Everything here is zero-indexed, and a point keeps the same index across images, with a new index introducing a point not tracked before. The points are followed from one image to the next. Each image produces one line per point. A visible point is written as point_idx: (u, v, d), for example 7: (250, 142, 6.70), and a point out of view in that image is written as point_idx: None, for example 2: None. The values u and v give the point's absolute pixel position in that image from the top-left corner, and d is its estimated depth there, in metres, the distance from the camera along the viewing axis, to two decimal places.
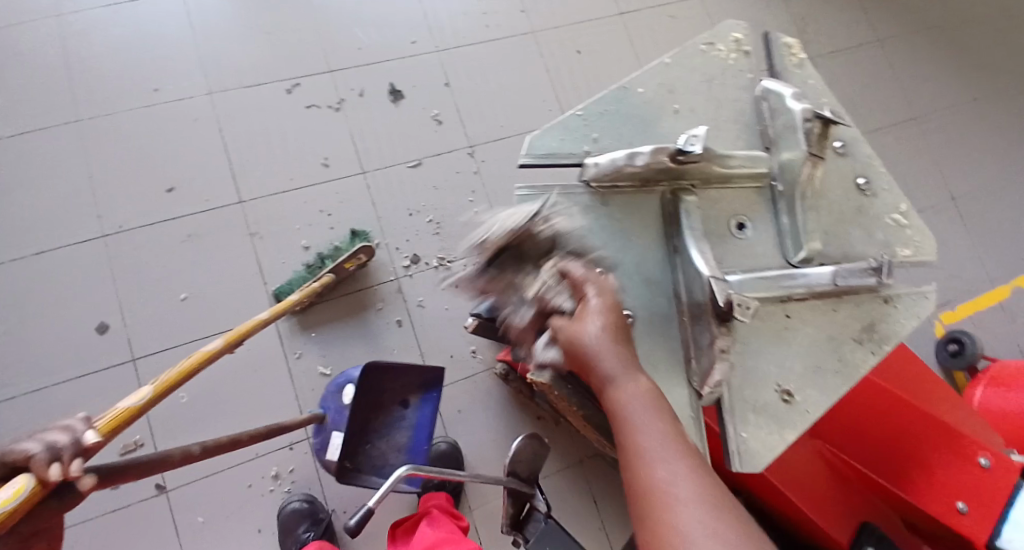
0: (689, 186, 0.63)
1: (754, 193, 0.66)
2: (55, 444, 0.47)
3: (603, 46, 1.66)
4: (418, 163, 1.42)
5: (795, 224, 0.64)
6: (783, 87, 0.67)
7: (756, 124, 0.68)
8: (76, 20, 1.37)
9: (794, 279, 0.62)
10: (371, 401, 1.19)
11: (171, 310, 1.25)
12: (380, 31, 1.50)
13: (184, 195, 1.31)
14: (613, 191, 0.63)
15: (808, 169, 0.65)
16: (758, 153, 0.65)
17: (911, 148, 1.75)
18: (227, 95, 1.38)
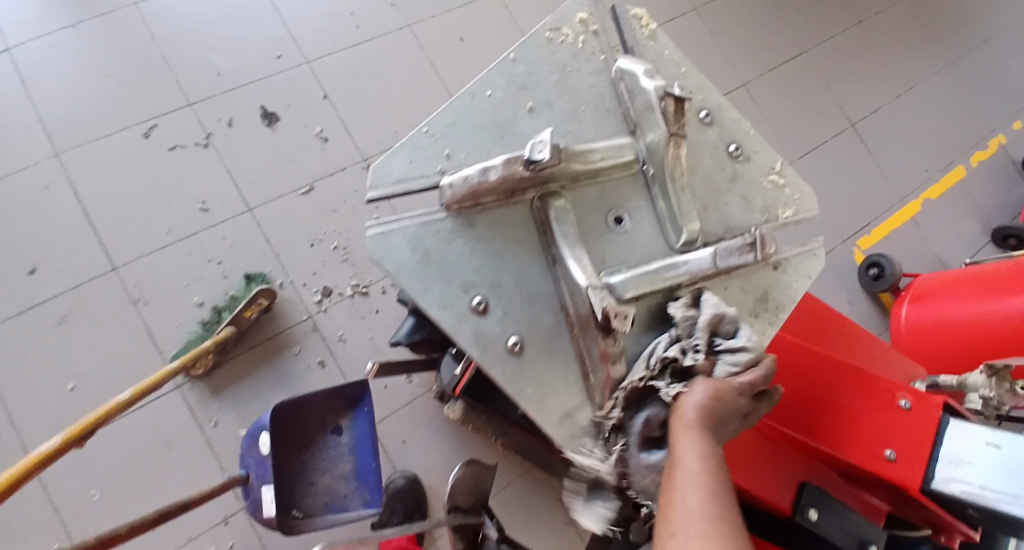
0: (557, 189, 0.60)
1: (626, 182, 0.64)
2: None
3: (483, 28, 1.59)
4: (309, 189, 1.33)
5: (670, 207, 0.63)
6: (635, 65, 0.66)
7: (618, 108, 0.66)
8: None
9: (676, 267, 0.61)
10: (297, 441, 1.07)
11: (59, 402, 1.13)
12: (240, 52, 1.39)
13: (51, 272, 1.19)
14: (477, 209, 0.57)
15: (672, 149, 0.64)
16: (621, 141, 0.63)
17: (802, 81, 1.76)
18: (77, 153, 1.25)
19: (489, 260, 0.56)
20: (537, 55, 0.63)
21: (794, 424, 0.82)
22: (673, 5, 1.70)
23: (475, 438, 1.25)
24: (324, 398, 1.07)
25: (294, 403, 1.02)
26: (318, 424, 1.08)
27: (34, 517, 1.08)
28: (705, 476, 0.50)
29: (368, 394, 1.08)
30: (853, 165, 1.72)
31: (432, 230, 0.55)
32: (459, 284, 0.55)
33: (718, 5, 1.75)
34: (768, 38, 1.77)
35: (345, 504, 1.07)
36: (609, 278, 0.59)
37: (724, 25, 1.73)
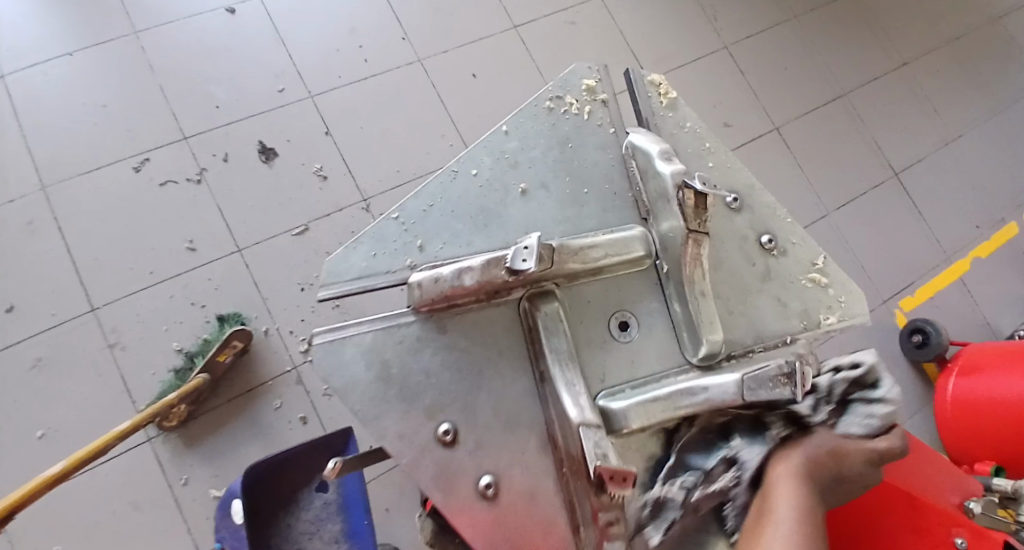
0: (552, 286, 0.55)
1: (634, 279, 0.57)
2: None
3: (498, 64, 1.51)
4: (303, 230, 1.26)
5: (687, 313, 0.56)
6: (649, 144, 0.59)
7: (628, 189, 0.60)
8: None
9: (692, 396, 0.52)
10: (277, 502, 0.94)
11: (24, 454, 1.06)
12: (242, 86, 1.33)
13: (27, 312, 1.12)
14: (452, 312, 0.52)
15: (691, 247, 0.56)
16: (631, 234, 0.57)
17: (834, 125, 1.67)
18: (65, 187, 1.19)
19: (464, 370, 0.51)
20: (534, 130, 0.59)
21: (835, 540, 0.72)
22: (696, 45, 1.63)
23: None
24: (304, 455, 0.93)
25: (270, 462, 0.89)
26: (300, 482, 0.96)
27: None
28: (799, 502, 0.52)
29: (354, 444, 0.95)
30: (888, 217, 1.61)
31: (397, 337, 0.51)
32: (423, 409, 0.50)
33: (745, 45, 1.67)
34: (797, 81, 1.68)
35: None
36: (607, 401, 0.53)
37: (750, 66, 1.66)
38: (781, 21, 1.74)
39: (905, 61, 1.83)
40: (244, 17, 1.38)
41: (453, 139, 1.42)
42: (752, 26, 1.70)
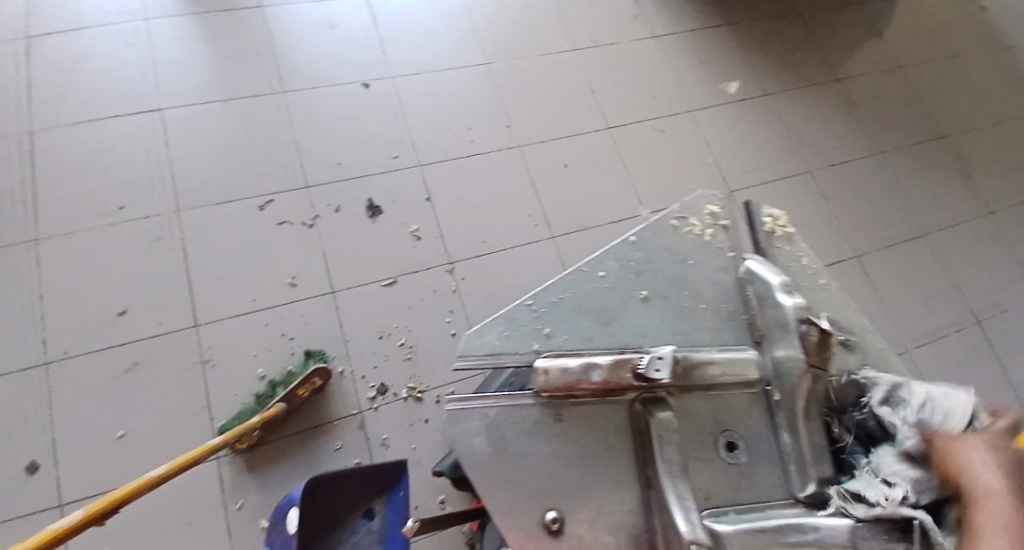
0: (665, 396, 0.62)
1: (746, 399, 0.64)
2: None
3: (593, 158, 1.57)
4: (391, 282, 1.33)
5: (797, 446, 0.62)
6: (771, 275, 0.66)
7: (742, 312, 0.68)
8: (48, 137, 1.33)
9: (802, 532, 0.57)
10: (321, 522, 0.95)
11: (104, 448, 1.12)
12: (360, 147, 1.45)
13: (138, 316, 1.21)
14: (570, 400, 0.60)
15: (806, 382, 0.62)
16: (743, 358, 0.65)
17: (932, 263, 1.60)
18: (195, 211, 1.31)
19: (571, 456, 0.58)
20: (659, 248, 0.69)
21: None
22: (782, 167, 1.65)
23: None
24: (356, 479, 0.97)
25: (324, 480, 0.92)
26: (346, 507, 0.98)
27: None
28: None
29: (403, 475, 0.98)
30: (979, 363, 1.50)
31: (514, 418, 0.59)
32: (534, 492, 0.56)
33: (833, 172, 1.67)
34: (891, 214, 1.64)
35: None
36: (712, 522, 0.57)
37: (843, 193, 1.65)
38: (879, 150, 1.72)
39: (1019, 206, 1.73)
40: (375, 91, 1.52)
41: (539, 219, 1.47)
42: (848, 154, 1.70)
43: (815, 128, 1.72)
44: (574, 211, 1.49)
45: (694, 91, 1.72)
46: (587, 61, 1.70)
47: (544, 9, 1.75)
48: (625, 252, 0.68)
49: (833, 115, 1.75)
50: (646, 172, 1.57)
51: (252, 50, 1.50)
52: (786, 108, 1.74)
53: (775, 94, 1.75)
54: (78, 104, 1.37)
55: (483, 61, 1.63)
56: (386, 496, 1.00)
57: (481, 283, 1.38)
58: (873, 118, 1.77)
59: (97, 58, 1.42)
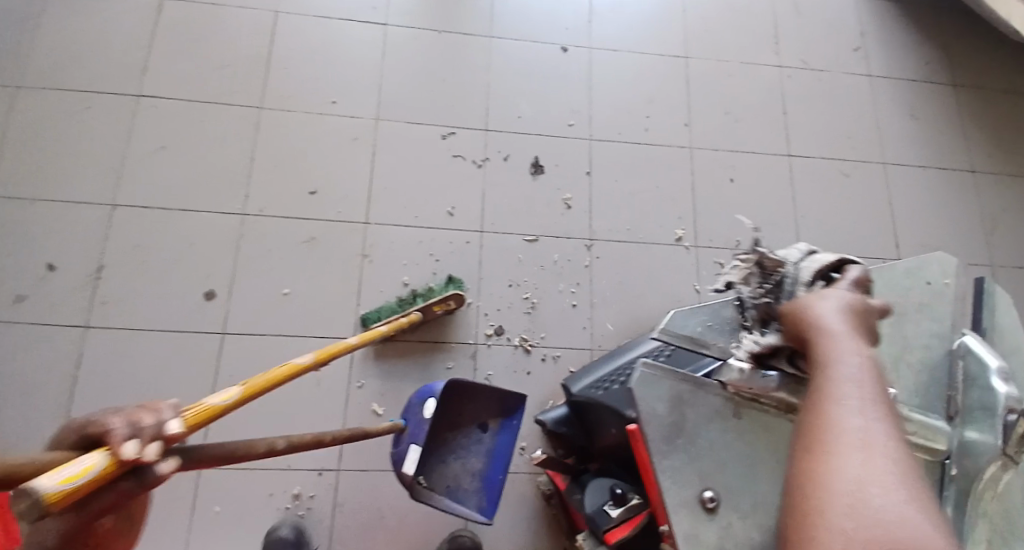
0: None
1: (926, 464, 0.69)
2: (138, 426, 0.46)
3: (758, 181, 1.58)
4: (534, 240, 1.44)
5: (963, 520, 0.65)
6: (987, 356, 0.70)
7: (946, 385, 0.74)
8: (289, 20, 1.51)
9: None
10: (449, 419, 1.17)
11: (269, 301, 1.30)
12: (544, 106, 1.54)
13: (322, 200, 1.38)
14: (755, 403, 0.70)
15: (995, 468, 0.65)
16: (937, 428, 0.71)
17: None
18: (390, 123, 1.46)
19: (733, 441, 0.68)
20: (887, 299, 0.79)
21: None
22: (957, 250, 1.59)
23: (545, 543, 1.24)
24: (482, 395, 1.19)
25: (461, 385, 1.16)
26: (469, 416, 1.19)
27: (194, 373, 1.24)
28: None
29: (521, 408, 1.18)
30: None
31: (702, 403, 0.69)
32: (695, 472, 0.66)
33: (1001, 269, 1.58)
34: None
35: (463, 496, 1.13)
36: None
37: (1011, 293, 1.55)
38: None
39: None
40: (574, 58, 1.59)
41: (685, 225, 1.51)
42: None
43: (999, 219, 1.64)
44: (721, 228, 1.52)
45: (882, 144, 1.67)
46: (781, 82, 1.69)
47: (755, 19, 1.75)
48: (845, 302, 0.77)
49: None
50: (802, 211, 1.57)
51: None
52: (977, 190, 1.66)
53: (965, 171, 1.68)
54: None
55: (683, 56, 1.66)
56: (500, 420, 1.20)
57: (614, 268, 1.45)
58: None
59: None
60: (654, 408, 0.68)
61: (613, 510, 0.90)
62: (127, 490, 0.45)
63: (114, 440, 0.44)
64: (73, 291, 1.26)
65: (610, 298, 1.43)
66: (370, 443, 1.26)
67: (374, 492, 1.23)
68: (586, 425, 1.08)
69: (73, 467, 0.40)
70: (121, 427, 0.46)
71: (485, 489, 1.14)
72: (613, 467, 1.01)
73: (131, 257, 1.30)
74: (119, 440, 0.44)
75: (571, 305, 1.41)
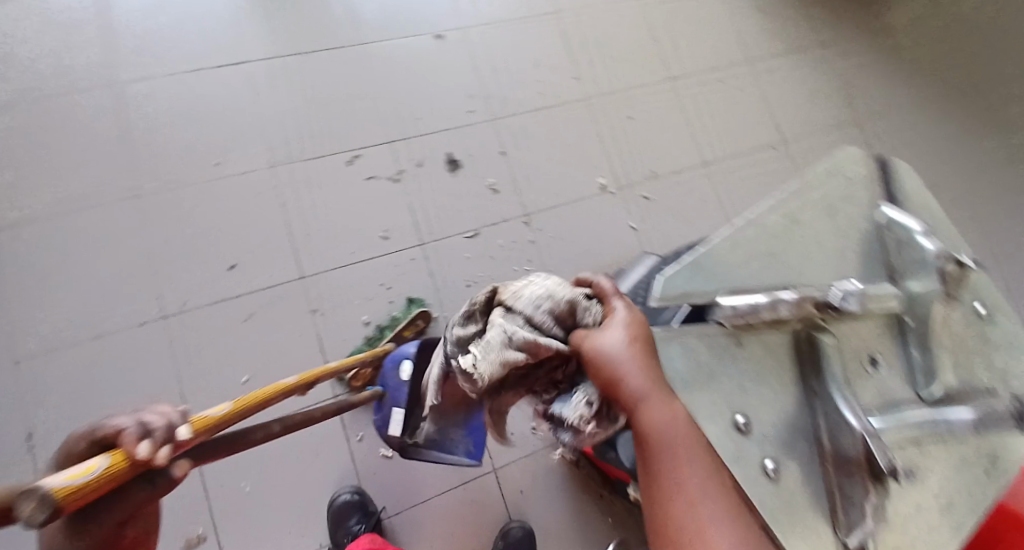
0: (824, 323, 0.60)
1: (882, 324, 0.63)
2: (151, 424, 0.52)
3: (655, 109, 1.65)
4: (474, 233, 1.44)
5: (929, 359, 0.61)
6: (908, 220, 0.65)
7: (878, 256, 0.66)
8: (136, 93, 1.40)
9: (937, 423, 0.59)
10: None
11: (233, 390, 1.25)
12: (435, 101, 1.52)
13: (247, 271, 1.33)
14: (749, 330, 0.59)
15: (940, 306, 0.62)
16: (886, 288, 0.63)
17: (969, 205, 1.74)
18: (289, 167, 1.40)
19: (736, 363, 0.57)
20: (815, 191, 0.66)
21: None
22: (839, 116, 1.76)
23: (588, 504, 1.30)
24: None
25: (436, 343, 1.16)
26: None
27: (184, 491, 1.15)
28: None
29: None
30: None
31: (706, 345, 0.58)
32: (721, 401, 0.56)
33: (879, 119, 1.79)
34: (933, 157, 1.77)
35: None
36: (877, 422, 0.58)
37: (889, 140, 1.77)
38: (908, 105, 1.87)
39: None
40: (449, 43, 1.58)
41: (606, 172, 1.56)
42: (893, 103, 1.82)
43: (861, 77, 1.83)
44: (639, 163, 1.59)
45: (750, 40, 1.77)
46: (645, 10, 1.74)
47: None
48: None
49: (879, 64, 1.85)
50: (702, 124, 1.66)
51: (325, 2, 1.55)
52: (837, 59, 1.82)
53: (822, 43, 1.83)
54: (164, 60, 1.43)
55: (549, 11, 1.67)
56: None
57: (557, 234, 1.48)
58: (923, 67, 1.88)
59: (181, 10, 1.47)
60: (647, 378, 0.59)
61: None
62: (144, 491, 0.50)
63: (129, 441, 0.49)
64: (24, 451, 1.17)
65: (563, 262, 1.46)
66: (392, 485, 1.24)
67: (415, 527, 1.22)
68: None
69: (88, 464, 0.45)
70: (132, 426, 0.51)
71: None
72: None
73: (73, 394, 1.20)
74: (133, 440, 0.49)
75: None
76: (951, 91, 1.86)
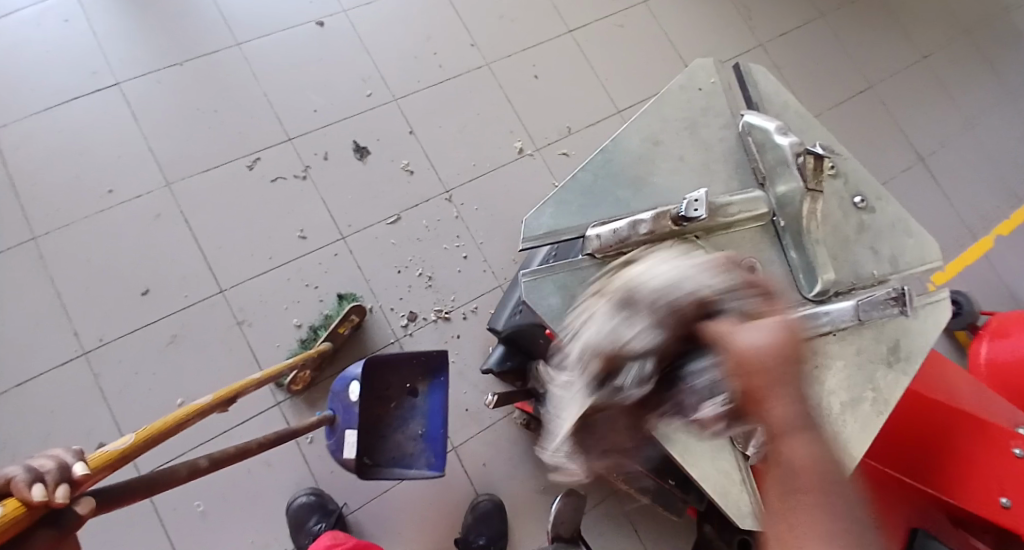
0: (695, 238, 0.72)
1: (760, 229, 0.75)
2: (39, 469, 0.48)
3: (559, 66, 1.62)
4: (396, 219, 1.40)
5: (803, 256, 0.74)
6: (766, 123, 0.77)
7: (747, 159, 0.78)
8: (9, 132, 1.32)
9: (818, 319, 0.72)
10: (378, 395, 1.15)
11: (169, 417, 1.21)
12: (332, 91, 1.47)
13: (162, 294, 1.27)
14: (620, 256, 0.72)
15: (807, 204, 0.75)
16: (755, 194, 0.75)
17: (866, 115, 1.84)
18: (189, 183, 1.35)
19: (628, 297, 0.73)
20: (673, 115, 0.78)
21: (919, 455, 0.93)
22: (741, 43, 1.79)
23: (555, 464, 1.30)
24: (403, 361, 1.14)
25: (381, 358, 1.11)
26: (397, 385, 1.16)
27: (132, 528, 1.11)
28: None
29: (443, 364, 1.14)
30: (916, 201, 1.79)
31: (579, 279, 0.72)
32: None
33: (779, 41, 1.84)
34: (831, 75, 1.85)
35: (411, 461, 1.12)
36: None
37: (787, 61, 1.82)
38: (808, 21, 1.89)
39: (924, 54, 1.97)
40: (334, 30, 1.52)
41: (521, 135, 1.53)
42: (789, 23, 1.86)
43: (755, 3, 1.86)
44: (554, 120, 1.57)
45: None
46: None
47: None
48: (647, 123, 0.78)
49: None
50: (608, 74, 1.65)
51: (194, 6, 1.48)
52: None
53: None
54: (30, 93, 1.35)
55: None
56: (430, 379, 1.17)
57: (481, 204, 1.46)
58: None
59: (38, 40, 1.38)
60: (547, 307, 0.71)
61: None
62: (51, 536, 0.46)
63: (21, 487, 0.46)
64: None
65: (493, 231, 1.44)
66: (352, 481, 1.21)
67: (383, 519, 1.20)
68: (523, 348, 1.07)
69: None
70: (19, 472, 0.47)
71: (429, 449, 1.12)
72: None
73: None
74: (25, 486, 0.46)
75: (462, 259, 1.40)
76: (837, 9, 1.94)
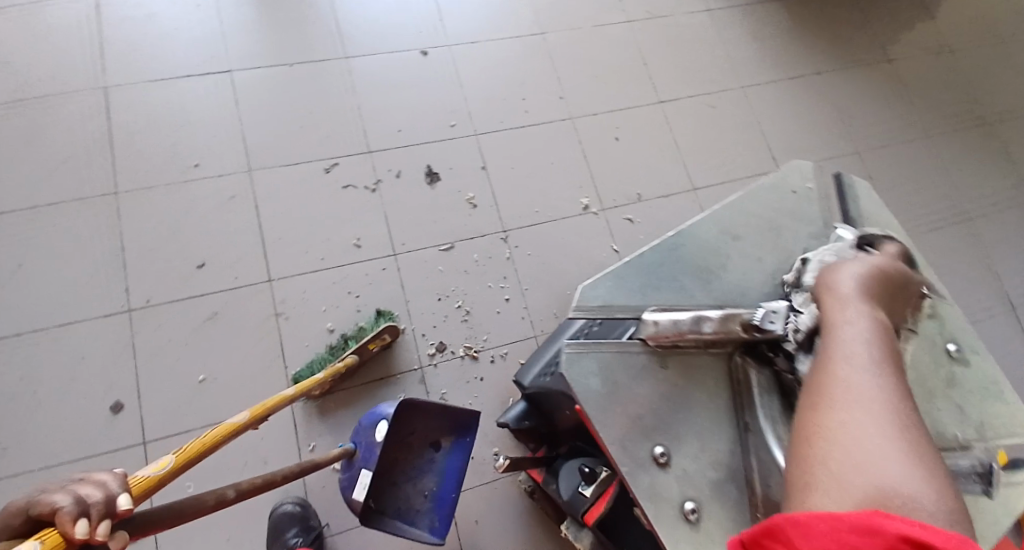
0: (756, 352, 0.75)
1: None
2: (85, 502, 0.48)
3: (642, 134, 1.62)
4: (449, 247, 1.40)
5: None
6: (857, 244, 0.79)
7: None
8: (118, 93, 1.40)
9: None
10: (399, 440, 1.06)
11: (186, 391, 1.21)
12: (419, 115, 1.51)
13: (214, 271, 1.30)
14: (674, 350, 0.74)
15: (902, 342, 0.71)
16: None
17: (955, 246, 1.73)
18: (265, 172, 1.39)
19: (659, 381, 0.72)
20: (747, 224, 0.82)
21: None
22: (833, 147, 1.76)
23: (547, 538, 1.24)
24: (435, 412, 1.07)
25: (416, 406, 1.03)
26: (421, 433, 1.08)
27: None
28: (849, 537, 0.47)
29: (473, 425, 1.07)
30: (1001, 351, 1.64)
31: (626, 363, 0.72)
32: (625, 415, 0.69)
33: (872, 154, 1.79)
34: (921, 196, 1.77)
35: (414, 519, 1.03)
36: None
37: (877, 173, 1.77)
38: (907, 139, 1.84)
39: None
40: (435, 60, 1.57)
41: (590, 192, 1.53)
42: (887, 136, 1.82)
43: (854, 112, 1.82)
44: (626, 186, 1.56)
45: (741, 68, 1.78)
46: (637, 36, 1.74)
47: None
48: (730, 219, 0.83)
49: (872, 101, 1.86)
50: (690, 152, 1.63)
51: (314, 13, 1.56)
52: (836, 87, 1.84)
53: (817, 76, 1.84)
54: (147, 62, 1.43)
55: (538, 33, 1.66)
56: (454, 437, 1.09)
57: (535, 252, 1.45)
58: (919, 107, 1.89)
59: (168, 17, 1.48)
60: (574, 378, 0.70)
61: (586, 490, 0.92)
62: None
63: (65, 522, 0.46)
64: None
65: (540, 282, 1.42)
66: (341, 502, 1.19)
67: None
68: (546, 410, 1.05)
69: None
70: (66, 505, 0.47)
71: (437, 512, 1.04)
72: (586, 445, 1.01)
73: (21, 393, 1.16)
74: (69, 521, 0.46)
75: (504, 301, 1.39)
76: (942, 132, 1.87)
